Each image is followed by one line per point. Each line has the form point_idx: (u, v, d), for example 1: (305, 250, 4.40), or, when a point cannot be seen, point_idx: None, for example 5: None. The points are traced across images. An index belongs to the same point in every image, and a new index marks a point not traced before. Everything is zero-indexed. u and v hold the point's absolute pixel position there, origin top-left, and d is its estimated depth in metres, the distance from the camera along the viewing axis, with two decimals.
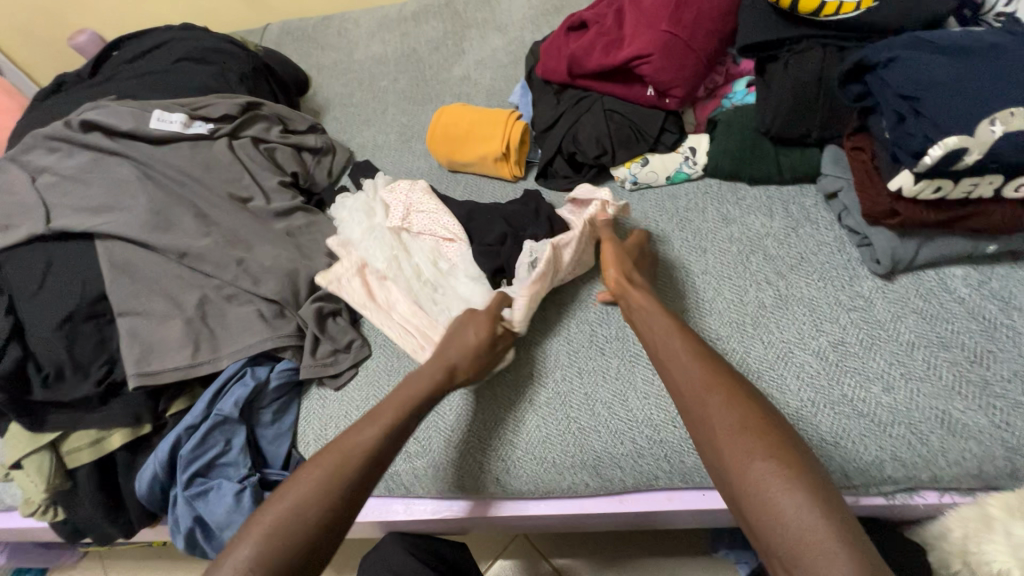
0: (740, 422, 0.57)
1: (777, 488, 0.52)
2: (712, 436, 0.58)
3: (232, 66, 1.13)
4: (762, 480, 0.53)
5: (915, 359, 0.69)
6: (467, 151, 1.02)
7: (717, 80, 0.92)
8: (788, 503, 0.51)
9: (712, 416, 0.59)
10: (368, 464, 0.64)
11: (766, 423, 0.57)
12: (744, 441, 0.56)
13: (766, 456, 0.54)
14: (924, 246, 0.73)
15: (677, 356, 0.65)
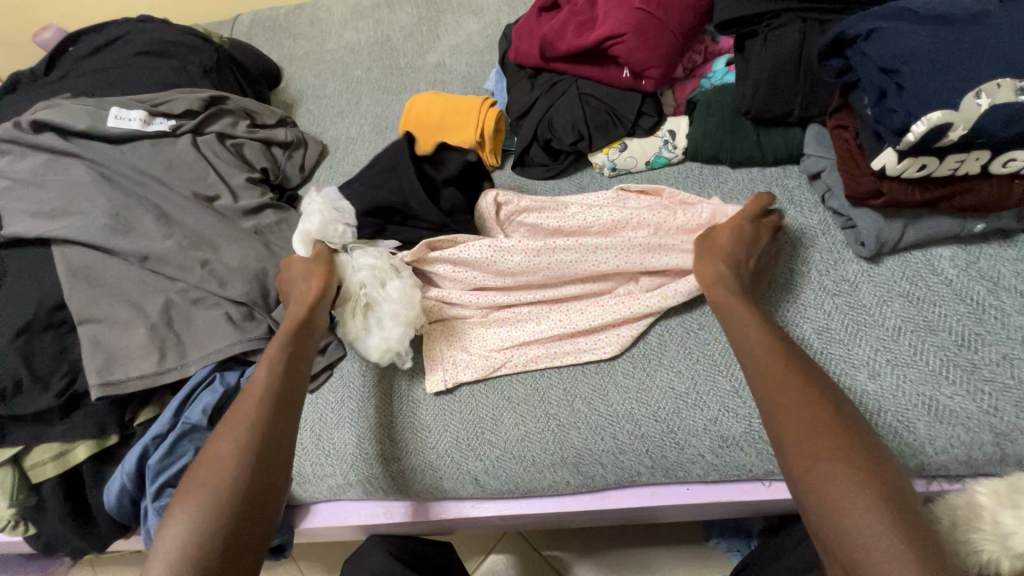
0: (840, 447, 0.53)
1: (870, 523, 0.48)
2: (803, 456, 0.53)
3: (194, 59, 1.09)
4: (857, 513, 0.49)
5: (901, 345, 0.67)
6: (441, 140, 0.99)
7: (696, 59, 0.88)
8: (882, 541, 0.47)
9: (813, 436, 0.54)
10: (274, 406, 0.65)
11: (863, 451, 0.53)
12: (839, 465, 0.51)
13: (862, 487, 0.50)
14: (910, 226, 0.70)
15: (768, 368, 0.60)
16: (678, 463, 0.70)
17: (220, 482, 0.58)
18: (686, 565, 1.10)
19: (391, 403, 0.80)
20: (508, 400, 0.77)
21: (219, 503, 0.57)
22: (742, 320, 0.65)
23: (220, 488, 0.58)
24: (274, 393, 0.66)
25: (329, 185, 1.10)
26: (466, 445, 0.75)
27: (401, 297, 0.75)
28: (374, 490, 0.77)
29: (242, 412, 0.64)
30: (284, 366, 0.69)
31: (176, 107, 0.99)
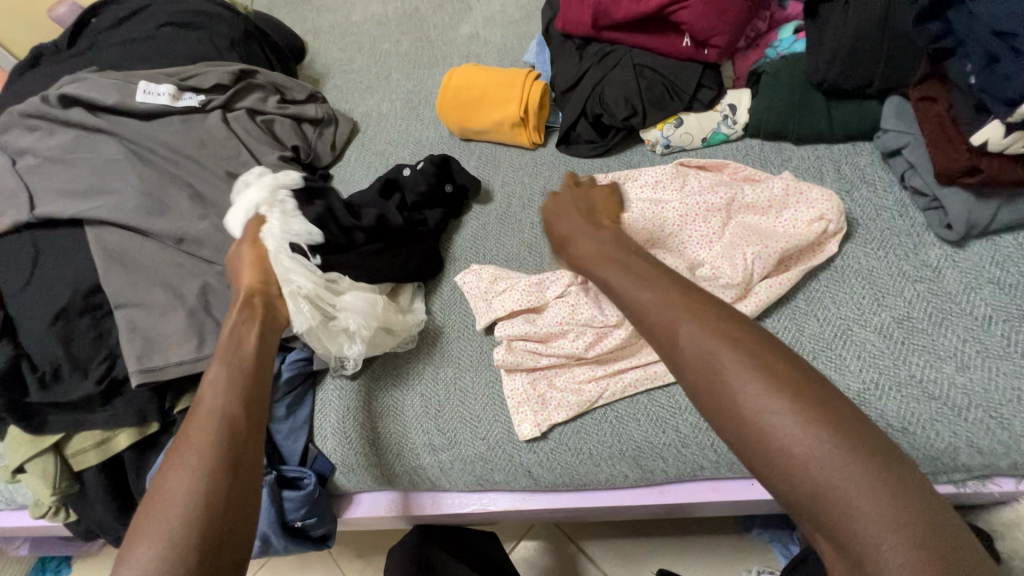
0: (741, 359, 0.42)
1: (796, 439, 0.39)
2: (713, 393, 0.43)
3: (221, 31, 1.04)
4: (779, 432, 0.40)
5: (992, 336, 0.62)
6: (482, 116, 0.94)
7: (760, 27, 0.81)
8: (808, 450, 0.38)
9: (710, 364, 0.43)
10: (230, 425, 0.51)
11: (770, 348, 0.43)
12: (745, 377, 0.42)
13: (773, 394, 0.40)
14: (1004, 208, 0.65)
15: (641, 308, 0.49)
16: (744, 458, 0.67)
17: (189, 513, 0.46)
18: (726, 556, 1.08)
19: (441, 392, 0.77)
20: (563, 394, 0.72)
21: (184, 530, 0.45)
22: (607, 267, 0.54)
23: (179, 518, 0.45)
24: (224, 405, 0.53)
25: (360, 165, 1.06)
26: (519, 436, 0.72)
27: (362, 306, 0.74)
28: (424, 481, 0.75)
29: (190, 432, 0.51)
30: (234, 374, 0.56)
31: (205, 81, 0.95)
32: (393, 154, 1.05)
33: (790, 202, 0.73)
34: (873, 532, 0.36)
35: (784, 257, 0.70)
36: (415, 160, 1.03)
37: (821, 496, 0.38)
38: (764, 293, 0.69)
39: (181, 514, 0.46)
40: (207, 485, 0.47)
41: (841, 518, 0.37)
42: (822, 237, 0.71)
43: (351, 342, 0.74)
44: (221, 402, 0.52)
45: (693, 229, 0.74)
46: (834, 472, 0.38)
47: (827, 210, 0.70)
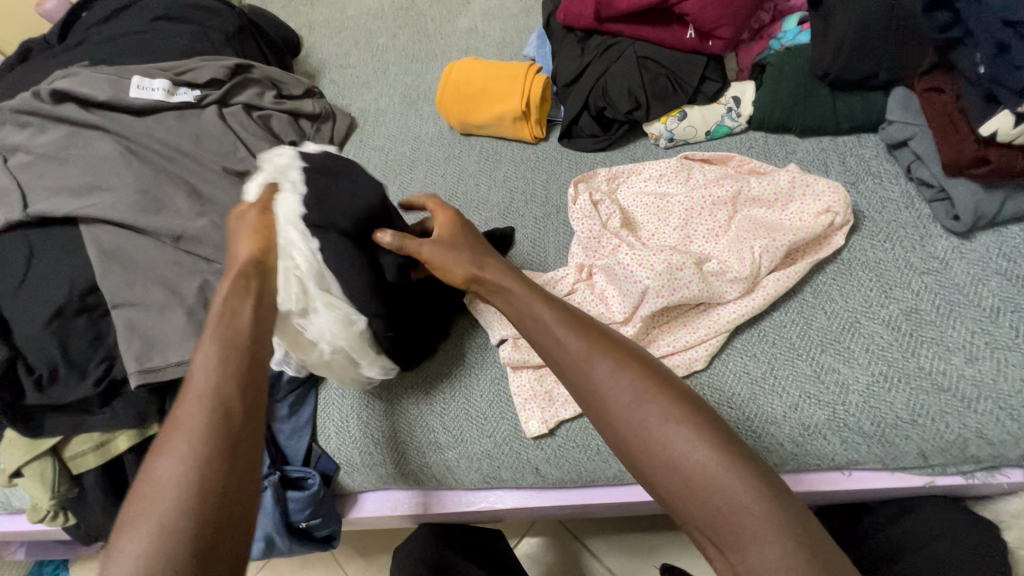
0: (618, 370, 0.49)
1: (668, 435, 0.45)
2: (601, 401, 0.49)
3: (215, 25, 1.02)
4: (660, 432, 0.45)
5: (1000, 327, 0.62)
6: (482, 111, 0.93)
7: (764, 18, 0.80)
8: (681, 445, 0.45)
9: (595, 378, 0.50)
10: (225, 409, 0.44)
11: (646, 361, 0.50)
12: (625, 383, 0.48)
13: (648, 398, 0.47)
14: (1011, 198, 0.65)
15: (542, 330, 0.55)
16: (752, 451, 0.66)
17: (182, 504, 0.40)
18: None
19: (447, 389, 0.76)
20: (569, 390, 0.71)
21: (177, 522, 0.39)
22: (523, 305, 0.58)
23: (170, 510, 0.40)
24: (214, 395, 0.45)
25: (359, 161, 1.05)
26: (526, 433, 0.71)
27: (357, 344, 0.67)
28: (430, 479, 0.74)
29: (184, 418, 0.44)
30: (228, 355, 0.48)
31: (200, 76, 0.93)
32: (392, 150, 1.04)
33: (796, 196, 0.72)
34: (760, 542, 0.41)
35: (794, 249, 0.69)
36: (415, 155, 1.02)
37: (695, 486, 0.43)
38: (775, 287, 0.68)
39: (173, 508, 0.40)
40: (196, 477, 0.41)
41: (734, 531, 0.42)
42: (831, 229, 0.70)
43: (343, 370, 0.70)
44: (215, 383, 0.45)
45: (697, 223, 0.74)
46: (696, 464, 0.44)
47: (834, 204, 0.70)
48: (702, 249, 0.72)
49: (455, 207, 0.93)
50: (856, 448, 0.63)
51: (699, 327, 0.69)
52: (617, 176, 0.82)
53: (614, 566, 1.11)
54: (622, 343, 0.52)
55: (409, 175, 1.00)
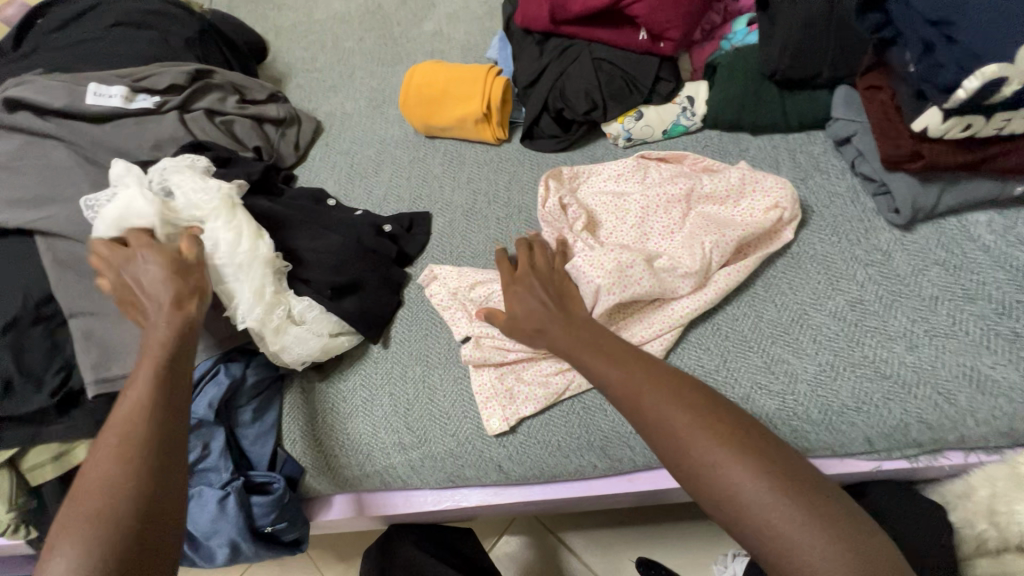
0: (684, 408, 0.53)
1: (734, 475, 0.49)
2: (670, 439, 0.53)
3: (175, 31, 1.02)
4: (723, 469, 0.50)
5: (939, 315, 0.65)
6: (445, 114, 0.94)
7: (715, 19, 0.83)
8: (741, 481, 0.49)
9: (660, 416, 0.54)
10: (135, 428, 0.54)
11: (706, 399, 0.54)
12: (689, 423, 0.52)
13: (710, 437, 0.51)
14: (947, 190, 0.67)
15: (602, 371, 0.58)
16: None
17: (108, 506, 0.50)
18: (701, 540, 1.11)
19: (410, 391, 0.76)
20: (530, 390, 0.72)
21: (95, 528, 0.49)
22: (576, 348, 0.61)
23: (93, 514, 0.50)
24: (140, 417, 0.55)
25: (325, 165, 1.05)
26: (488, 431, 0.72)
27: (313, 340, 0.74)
28: (395, 479, 0.75)
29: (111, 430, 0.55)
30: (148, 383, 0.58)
31: (160, 82, 0.93)
32: (358, 153, 1.04)
33: (748, 191, 0.74)
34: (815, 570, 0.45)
35: (744, 244, 0.71)
36: (381, 158, 1.02)
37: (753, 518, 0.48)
38: (723, 282, 0.70)
39: (100, 510, 0.50)
40: (120, 484, 0.51)
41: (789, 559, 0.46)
42: (780, 223, 0.72)
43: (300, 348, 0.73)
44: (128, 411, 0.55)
45: (653, 220, 0.76)
46: (757, 498, 0.48)
47: (782, 198, 0.72)
48: (658, 246, 0.74)
49: (420, 209, 0.93)
50: (806, 437, 0.65)
51: (652, 324, 0.70)
52: (576, 175, 0.83)
53: (592, 561, 1.12)
54: (682, 381, 0.56)
55: (375, 178, 1.00)
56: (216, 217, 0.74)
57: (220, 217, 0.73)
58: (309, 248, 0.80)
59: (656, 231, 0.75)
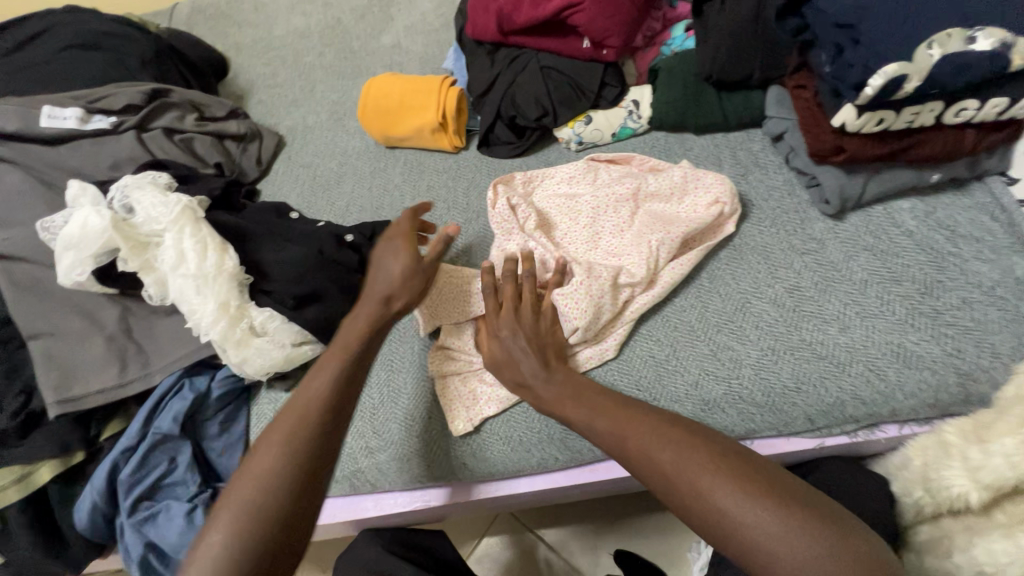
0: (685, 451, 0.52)
1: (754, 519, 0.47)
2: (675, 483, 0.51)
3: (131, 51, 1.03)
4: (731, 508, 0.48)
5: (869, 297, 0.69)
6: (402, 124, 0.96)
7: (655, 26, 0.87)
8: (751, 518, 0.47)
9: (659, 462, 0.53)
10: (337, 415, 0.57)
11: (700, 439, 0.54)
12: (691, 466, 0.51)
13: (713, 475, 0.50)
14: (871, 180, 0.71)
15: (595, 424, 0.59)
16: None
17: (268, 497, 0.52)
18: (675, 528, 1.14)
19: (376, 396, 0.78)
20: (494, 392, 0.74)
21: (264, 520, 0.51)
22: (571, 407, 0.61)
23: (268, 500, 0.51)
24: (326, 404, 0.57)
25: (288, 178, 1.06)
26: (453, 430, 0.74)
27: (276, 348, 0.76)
28: (363, 484, 0.76)
29: (292, 415, 0.56)
30: (340, 369, 0.59)
31: (114, 103, 0.94)
32: (320, 166, 1.06)
33: (690, 187, 0.78)
34: None
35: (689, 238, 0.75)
36: (343, 170, 1.04)
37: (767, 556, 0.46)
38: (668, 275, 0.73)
39: (252, 508, 0.51)
40: (269, 475, 0.53)
41: None
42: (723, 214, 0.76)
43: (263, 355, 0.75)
44: (334, 396, 0.57)
45: (602, 219, 0.79)
46: (770, 533, 0.46)
47: (721, 194, 0.76)
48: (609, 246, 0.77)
49: (382, 218, 0.95)
50: (751, 418, 0.68)
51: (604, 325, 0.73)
52: (530, 179, 0.86)
53: (572, 556, 1.14)
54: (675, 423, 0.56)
55: (337, 190, 1.02)
56: (178, 230, 0.75)
57: (180, 228, 0.74)
58: (274, 260, 0.81)
59: (607, 229, 0.77)
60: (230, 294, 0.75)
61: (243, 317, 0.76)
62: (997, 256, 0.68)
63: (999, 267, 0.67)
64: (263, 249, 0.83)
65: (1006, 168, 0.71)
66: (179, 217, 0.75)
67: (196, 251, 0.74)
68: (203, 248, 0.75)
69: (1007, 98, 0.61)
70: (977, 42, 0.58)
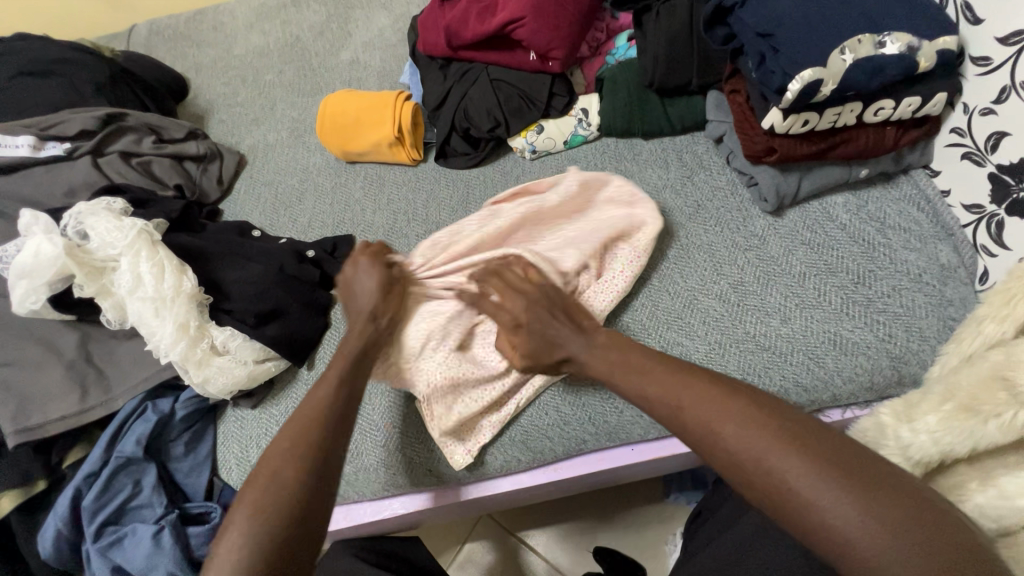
0: (749, 423, 0.45)
1: (818, 495, 0.41)
2: (725, 458, 0.46)
3: (85, 77, 1.03)
4: (805, 488, 0.42)
5: (806, 288, 0.72)
6: (360, 140, 0.97)
7: (599, 37, 0.90)
8: (830, 501, 0.41)
9: (716, 432, 0.46)
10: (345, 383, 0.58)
11: (765, 411, 0.46)
12: (758, 439, 0.44)
13: (783, 451, 0.43)
14: (805, 178, 0.75)
15: (646, 386, 0.53)
16: (618, 426, 0.74)
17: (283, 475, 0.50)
18: (651, 522, 1.16)
19: None
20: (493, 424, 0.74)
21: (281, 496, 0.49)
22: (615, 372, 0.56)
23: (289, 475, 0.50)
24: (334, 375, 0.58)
25: (250, 197, 1.07)
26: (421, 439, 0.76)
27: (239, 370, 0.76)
28: None
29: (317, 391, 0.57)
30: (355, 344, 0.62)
31: (69, 129, 0.95)
32: (282, 183, 1.06)
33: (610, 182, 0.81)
34: None
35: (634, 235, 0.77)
36: (304, 186, 1.05)
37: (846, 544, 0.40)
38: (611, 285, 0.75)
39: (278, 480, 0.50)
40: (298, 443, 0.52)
41: None
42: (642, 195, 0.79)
43: (223, 374, 0.75)
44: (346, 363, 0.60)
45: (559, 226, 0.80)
46: (853, 522, 0.40)
47: None
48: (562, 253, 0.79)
49: (344, 233, 0.96)
50: None
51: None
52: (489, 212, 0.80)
53: (552, 556, 1.16)
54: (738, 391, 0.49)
55: (299, 206, 1.02)
56: (134, 254, 0.75)
57: (138, 252, 0.75)
58: (234, 280, 0.82)
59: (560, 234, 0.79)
60: (190, 316, 0.75)
61: (204, 337, 0.76)
62: (923, 245, 0.72)
63: (926, 254, 0.71)
64: (223, 270, 0.84)
65: (929, 161, 0.75)
66: (134, 240, 0.76)
67: (155, 274, 0.75)
68: (160, 270, 0.76)
69: (919, 97, 0.65)
70: (886, 47, 0.62)
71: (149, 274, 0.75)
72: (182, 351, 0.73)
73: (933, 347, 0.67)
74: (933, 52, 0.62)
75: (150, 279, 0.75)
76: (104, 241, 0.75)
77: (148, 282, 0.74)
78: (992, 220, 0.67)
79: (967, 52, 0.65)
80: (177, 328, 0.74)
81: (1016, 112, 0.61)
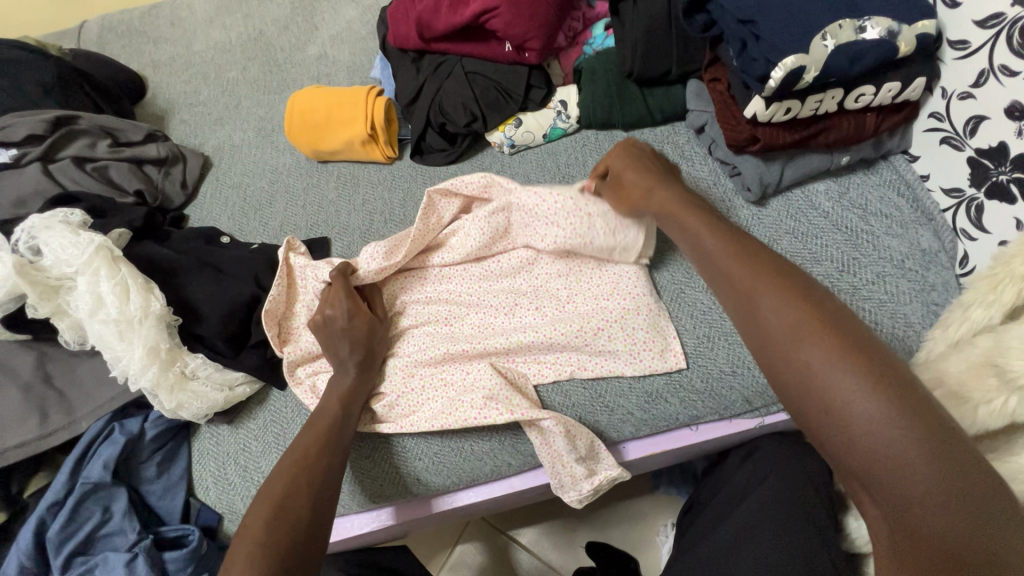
0: (791, 302, 0.48)
1: (832, 372, 0.43)
2: (772, 349, 0.47)
3: (32, 78, 0.98)
4: (853, 399, 0.41)
5: None
6: (332, 139, 0.93)
7: (576, 26, 0.87)
8: (876, 423, 0.40)
9: (780, 325, 0.47)
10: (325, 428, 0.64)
11: (844, 332, 0.45)
12: (811, 346, 0.45)
13: (848, 372, 0.42)
14: (787, 166, 0.74)
15: (722, 260, 0.54)
16: (624, 417, 0.72)
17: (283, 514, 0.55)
18: (644, 515, 1.16)
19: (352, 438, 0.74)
20: (499, 442, 0.73)
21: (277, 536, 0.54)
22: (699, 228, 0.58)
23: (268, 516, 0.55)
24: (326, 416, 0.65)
25: (217, 202, 1.02)
26: (438, 456, 0.73)
27: (213, 398, 0.73)
28: None
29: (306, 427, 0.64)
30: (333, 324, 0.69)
31: (15, 134, 0.90)
32: (249, 186, 1.02)
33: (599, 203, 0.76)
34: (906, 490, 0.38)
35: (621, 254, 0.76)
36: (274, 189, 1.00)
37: (873, 471, 0.40)
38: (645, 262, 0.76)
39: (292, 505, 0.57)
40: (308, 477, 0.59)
41: (884, 476, 0.39)
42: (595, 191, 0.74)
43: (198, 397, 0.72)
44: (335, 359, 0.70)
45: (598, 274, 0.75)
46: (884, 437, 0.40)
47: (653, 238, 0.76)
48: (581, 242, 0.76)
49: (320, 235, 0.93)
50: (692, 405, 0.71)
51: (609, 309, 0.72)
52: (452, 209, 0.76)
53: (546, 553, 1.15)
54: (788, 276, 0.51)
55: (269, 210, 0.98)
56: (93, 273, 0.70)
57: (97, 268, 0.70)
58: (201, 291, 0.78)
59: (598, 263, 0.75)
60: (160, 338, 0.71)
61: (175, 360, 0.73)
62: (905, 230, 0.72)
63: (908, 240, 0.71)
64: (191, 282, 0.79)
65: (909, 146, 0.74)
66: (93, 258, 0.70)
67: (116, 289, 0.70)
68: (124, 289, 0.71)
69: (900, 82, 0.65)
70: (866, 32, 0.61)
71: (108, 290, 0.70)
72: (150, 374, 0.69)
73: (918, 333, 0.67)
74: (913, 37, 0.62)
75: (110, 296, 0.70)
76: (56, 255, 0.69)
77: (106, 301, 0.69)
78: (972, 203, 0.67)
79: (946, 36, 0.65)
80: (145, 354, 0.69)
81: (996, 96, 0.61)
